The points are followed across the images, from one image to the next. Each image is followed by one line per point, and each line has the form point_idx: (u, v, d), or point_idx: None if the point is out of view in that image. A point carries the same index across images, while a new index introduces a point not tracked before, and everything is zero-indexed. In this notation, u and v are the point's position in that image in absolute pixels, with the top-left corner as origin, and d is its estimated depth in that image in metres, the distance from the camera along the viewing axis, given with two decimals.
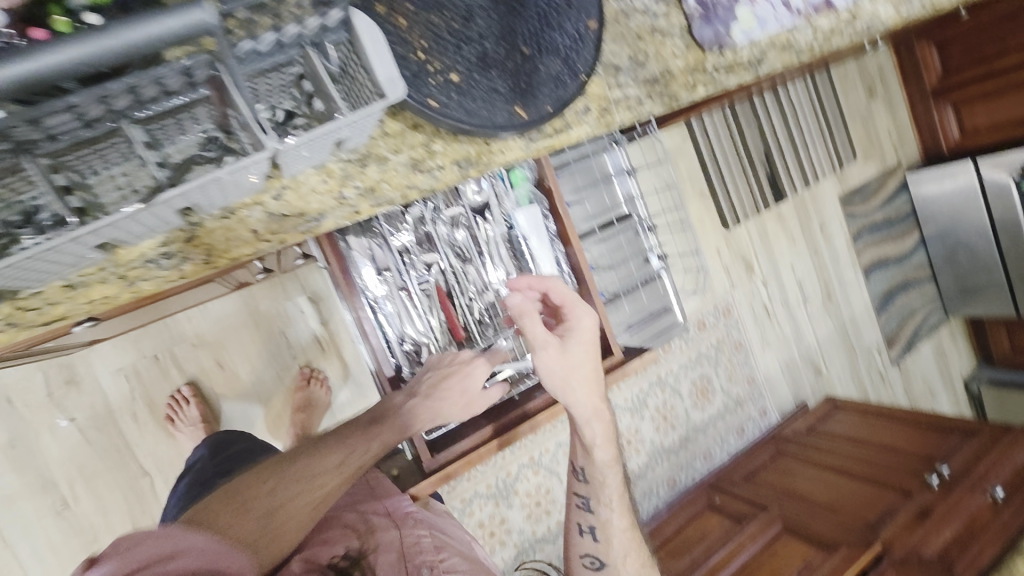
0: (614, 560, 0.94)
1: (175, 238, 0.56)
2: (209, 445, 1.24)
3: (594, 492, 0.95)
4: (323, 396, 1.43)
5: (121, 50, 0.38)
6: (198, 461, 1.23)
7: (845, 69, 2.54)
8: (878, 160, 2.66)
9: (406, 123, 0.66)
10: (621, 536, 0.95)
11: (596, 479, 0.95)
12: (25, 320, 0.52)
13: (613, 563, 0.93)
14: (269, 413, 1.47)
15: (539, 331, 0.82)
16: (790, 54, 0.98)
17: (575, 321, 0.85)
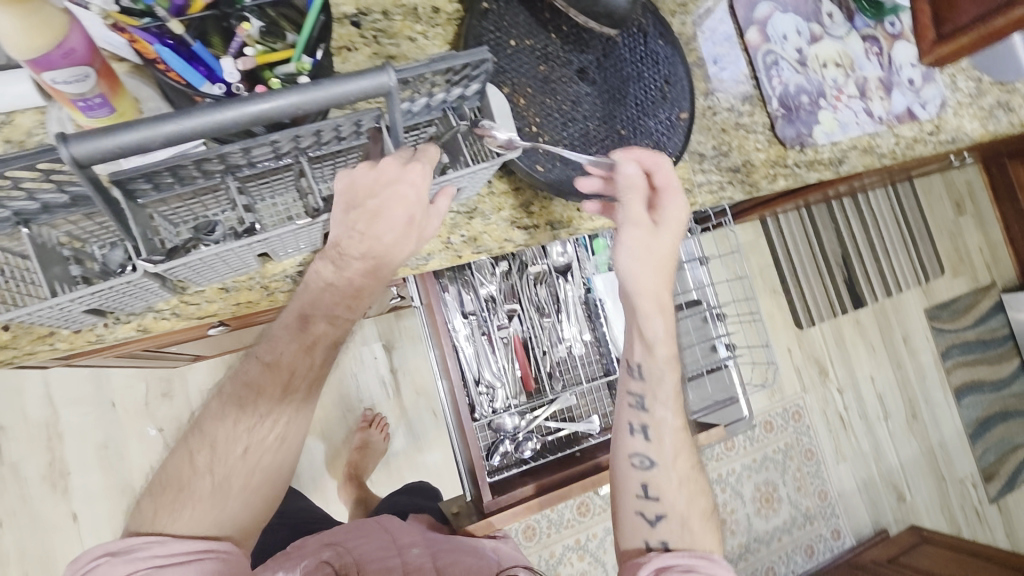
0: (665, 457, 0.79)
1: (310, 260, 0.67)
2: None
3: (649, 389, 0.80)
4: (380, 442, 1.51)
5: (321, 102, 0.47)
6: None
7: (929, 182, 2.53)
8: (969, 276, 2.54)
9: (511, 185, 0.77)
10: (672, 434, 0.80)
11: (653, 373, 0.80)
12: (186, 312, 0.62)
13: (664, 464, 0.80)
14: (329, 450, 1.54)
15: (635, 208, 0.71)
16: (872, 156, 1.02)
17: (669, 210, 0.72)
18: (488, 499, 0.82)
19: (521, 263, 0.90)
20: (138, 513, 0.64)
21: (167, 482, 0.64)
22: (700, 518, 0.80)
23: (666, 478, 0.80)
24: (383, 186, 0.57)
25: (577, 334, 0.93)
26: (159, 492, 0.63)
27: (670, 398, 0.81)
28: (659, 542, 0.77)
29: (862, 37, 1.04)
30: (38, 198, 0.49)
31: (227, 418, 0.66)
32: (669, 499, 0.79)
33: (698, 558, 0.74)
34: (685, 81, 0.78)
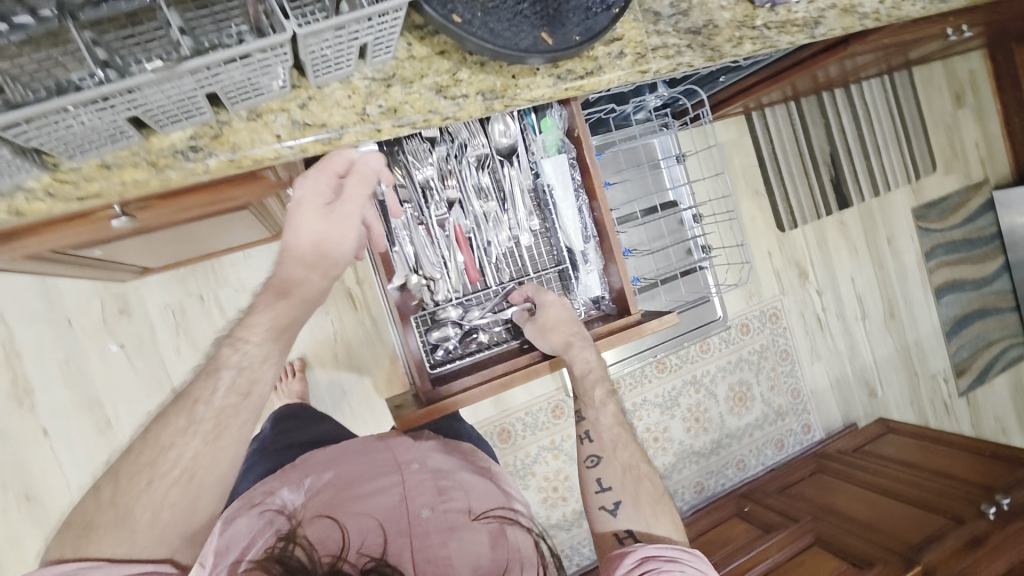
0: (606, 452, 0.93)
1: (203, 133, 0.60)
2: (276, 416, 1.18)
3: (584, 400, 0.98)
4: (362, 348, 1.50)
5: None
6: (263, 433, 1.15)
7: (930, 72, 2.38)
8: (962, 173, 2.46)
9: (434, 49, 0.69)
10: (610, 429, 0.95)
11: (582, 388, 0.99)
12: (64, 193, 0.56)
13: (608, 456, 0.92)
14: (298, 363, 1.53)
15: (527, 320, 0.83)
16: (853, 17, 0.91)
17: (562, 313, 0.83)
18: (428, 389, 0.80)
19: (457, 145, 0.83)
20: (65, 538, 0.61)
21: (111, 485, 0.62)
22: (651, 497, 0.88)
23: (614, 470, 0.91)
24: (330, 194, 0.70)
25: (524, 223, 0.87)
26: (106, 491, 0.62)
27: (606, 404, 0.98)
28: (625, 530, 0.84)
29: None
30: None
31: (179, 418, 0.64)
32: (620, 487, 0.88)
33: (677, 548, 0.78)
34: None
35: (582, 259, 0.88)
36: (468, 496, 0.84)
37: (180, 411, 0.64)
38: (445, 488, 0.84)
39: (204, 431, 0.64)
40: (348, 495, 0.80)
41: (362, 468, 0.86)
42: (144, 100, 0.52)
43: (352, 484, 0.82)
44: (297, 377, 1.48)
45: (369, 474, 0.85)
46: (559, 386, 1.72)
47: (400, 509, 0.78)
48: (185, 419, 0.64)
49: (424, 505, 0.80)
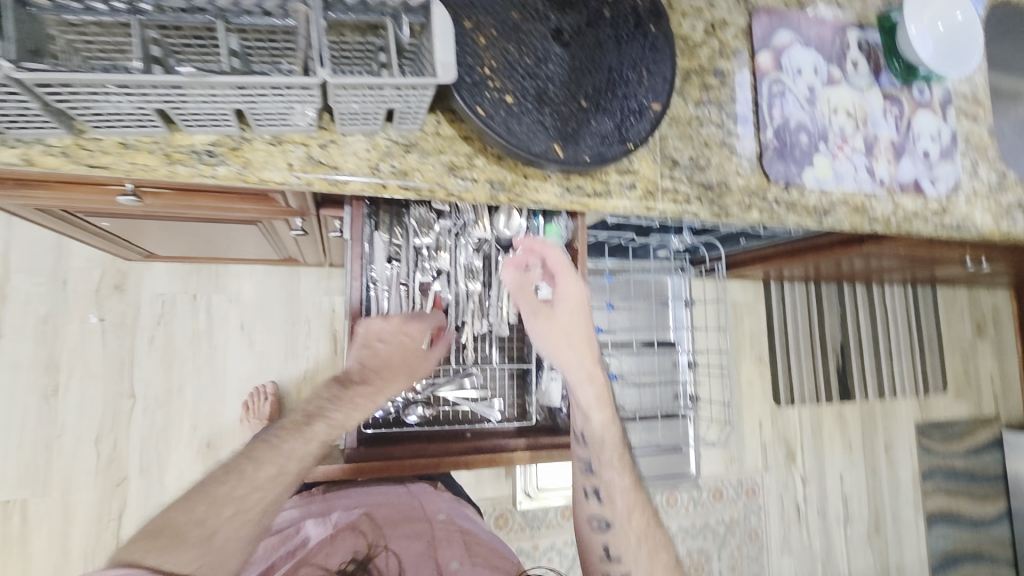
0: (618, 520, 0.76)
1: (224, 143, 0.65)
2: None
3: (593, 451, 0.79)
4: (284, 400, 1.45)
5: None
6: None
7: (954, 295, 2.42)
8: (972, 402, 2.40)
9: (459, 133, 0.74)
10: (623, 494, 0.78)
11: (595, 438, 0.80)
12: (78, 157, 0.60)
13: (618, 521, 0.76)
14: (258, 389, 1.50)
15: (525, 299, 0.77)
16: (863, 217, 0.95)
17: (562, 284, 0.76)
18: (352, 448, 0.78)
19: (460, 223, 0.85)
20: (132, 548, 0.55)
21: (199, 504, 0.60)
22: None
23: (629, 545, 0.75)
24: (395, 331, 0.76)
25: (502, 315, 0.88)
26: (196, 507, 0.59)
27: (622, 460, 0.80)
28: None
29: (884, 94, 0.99)
30: None
31: (272, 461, 0.64)
32: (634, 560, 0.74)
33: None
34: (667, 74, 0.75)
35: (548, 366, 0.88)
36: (495, 555, 0.81)
37: (274, 457, 0.64)
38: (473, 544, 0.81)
39: (289, 482, 0.65)
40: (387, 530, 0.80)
41: (391, 514, 0.85)
42: (179, 100, 0.57)
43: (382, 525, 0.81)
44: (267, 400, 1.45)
45: (400, 518, 0.84)
46: (509, 493, 1.63)
47: (423, 552, 0.75)
48: (276, 467, 0.64)
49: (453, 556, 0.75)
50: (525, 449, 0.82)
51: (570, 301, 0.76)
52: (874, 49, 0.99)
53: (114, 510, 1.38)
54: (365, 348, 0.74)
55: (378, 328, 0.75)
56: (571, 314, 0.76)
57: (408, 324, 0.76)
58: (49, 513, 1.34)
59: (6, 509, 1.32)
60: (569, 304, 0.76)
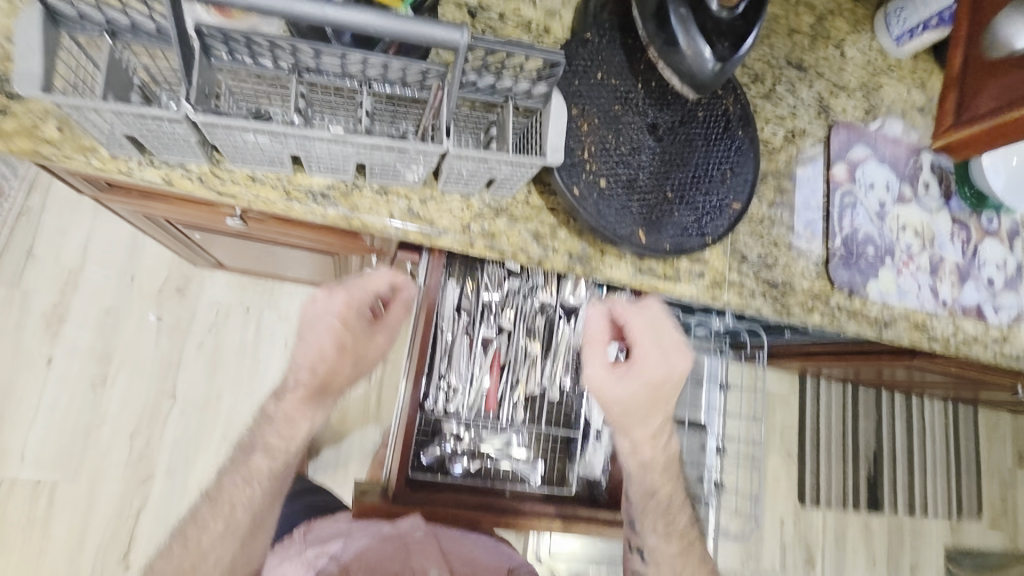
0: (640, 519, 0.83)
1: (336, 188, 0.70)
2: None
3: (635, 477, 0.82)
4: None
5: (403, 35, 0.52)
6: None
7: (998, 418, 2.34)
8: (1009, 535, 2.28)
9: (547, 203, 0.79)
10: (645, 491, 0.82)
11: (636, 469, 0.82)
12: (210, 183, 0.66)
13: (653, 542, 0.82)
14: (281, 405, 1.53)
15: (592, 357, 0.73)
16: (922, 334, 0.96)
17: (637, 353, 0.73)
18: (399, 488, 0.79)
19: (529, 285, 0.90)
20: None
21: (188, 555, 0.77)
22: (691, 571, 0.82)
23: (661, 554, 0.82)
24: (326, 318, 0.73)
25: (556, 378, 0.90)
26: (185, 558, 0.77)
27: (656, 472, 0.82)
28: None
29: (953, 218, 1.01)
30: (130, 16, 0.51)
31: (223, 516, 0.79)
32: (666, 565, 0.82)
33: None
34: (749, 175, 0.79)
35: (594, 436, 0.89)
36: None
37: (218, 515, 0.79)
38: None
39: (241, 531, 0.80)
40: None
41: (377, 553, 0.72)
42: (313, 148, 0.62)
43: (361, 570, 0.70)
44: None
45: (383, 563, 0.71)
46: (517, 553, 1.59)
47: None
48: (224, 520, 0.79)
49: (431, 565, 0.73)
50: (562, 516, 0.84)
51: (637, 372, 0.73)
52: (945, 174, 1.03)
53: (135, 507, 1.39)
54: (307, 339, 0.75)
55: (316, 314, 0.74)
56: (634, 386, 0.73)
57: (334, 298, 0.73)
58: (74, 500, 1.36)
59: (36, 489, 1.35)
60: (635, 376, 0.73)
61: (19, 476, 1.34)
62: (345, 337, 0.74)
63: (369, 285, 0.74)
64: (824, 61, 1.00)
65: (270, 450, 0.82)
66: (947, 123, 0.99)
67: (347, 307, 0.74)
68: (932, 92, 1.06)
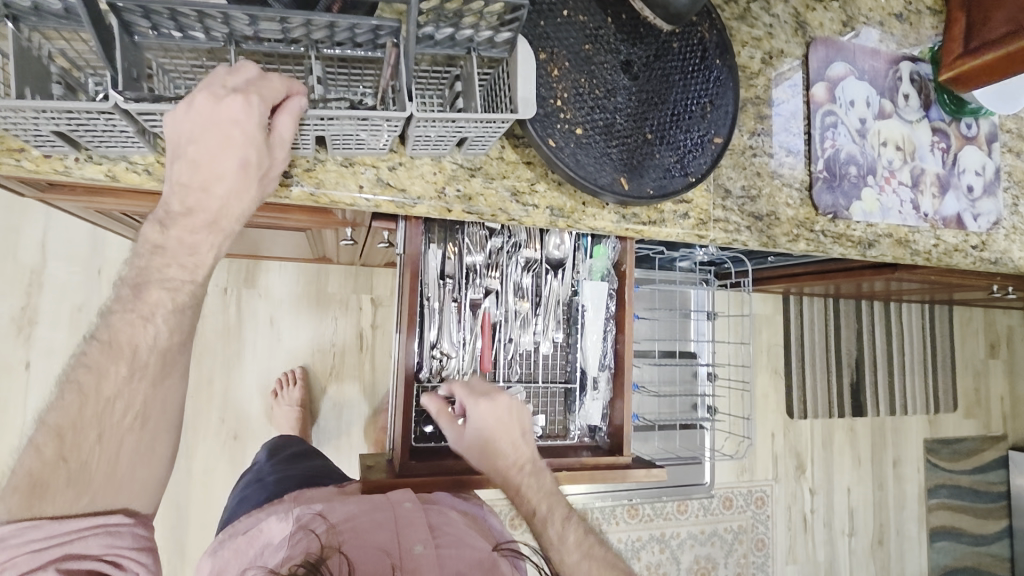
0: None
1: (297, 165, 0.66)
2: (269, 447, 1.25)
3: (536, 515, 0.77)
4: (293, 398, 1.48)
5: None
6: (257, 463, 1.22)
7: (970, 314, 2.43)
8: (981, 421, 2.43)
9: (522, 158, 0.75)
10: (579, 564, 0.73)
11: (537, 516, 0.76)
12: (159, 174, 0.61)
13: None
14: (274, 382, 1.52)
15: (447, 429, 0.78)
16: (905, 250, 0.96)
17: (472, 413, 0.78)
18: (403, 461, 0.79)
19: (512, 243, 0.87)
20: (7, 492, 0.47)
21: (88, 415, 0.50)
22: None
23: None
24: (206, 122, 0.50)
25: (548, 333, 0.90)
26: (79, 413, 0.50)
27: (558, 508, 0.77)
28: None
29: (932, 128, 1.00)
30: None
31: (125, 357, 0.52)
32: None
33: None
34: (730, 106, 0.76)
35: (592, 385, 0.90)
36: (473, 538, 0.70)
37: (117, 358, 0.51)
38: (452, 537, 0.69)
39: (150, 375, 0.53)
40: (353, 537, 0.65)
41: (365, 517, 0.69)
42: None
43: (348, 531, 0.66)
44: (299, 386, 1.49)
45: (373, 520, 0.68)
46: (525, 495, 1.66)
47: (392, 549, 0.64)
48: (128, 365, 0.52)
49: (419, 539, 0.65)
50: (567, 468, 0.84)
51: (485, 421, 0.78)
52: (925, 82, 1.00)
53: None
54: (186, 156, 0.51)
55: (198, 128, 0.50)
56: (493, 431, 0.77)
57: (222, 107, 0.50)
58: None
59: None
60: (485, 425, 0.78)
61: None
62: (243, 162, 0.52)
63: (265, 88, 0.52)
64: None
65: (172, 278, 0.54)
66: (955, 51, 0.96)
67: (242, 121, 0.51)
68: None
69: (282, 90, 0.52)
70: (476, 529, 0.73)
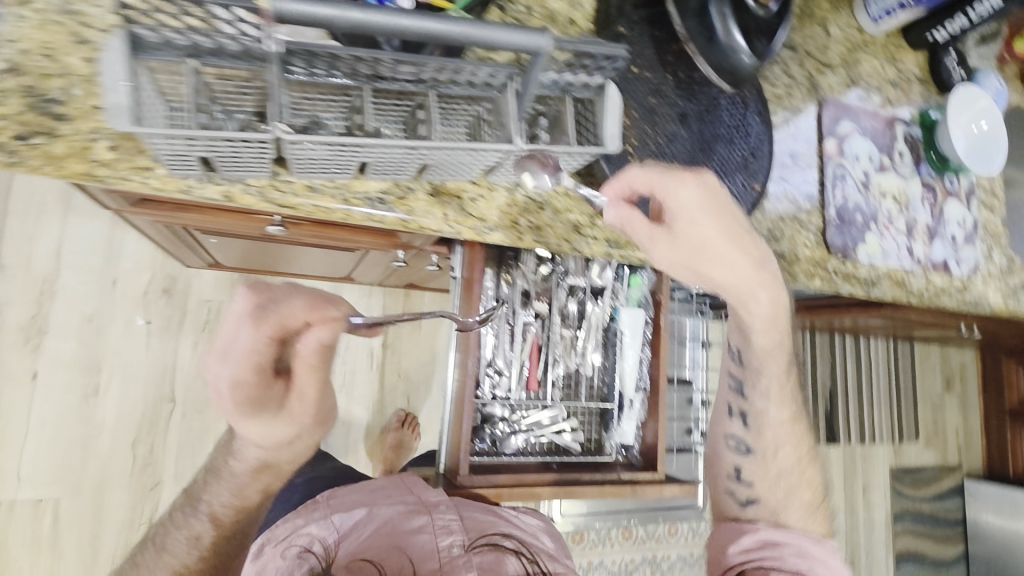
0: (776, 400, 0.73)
1: (392, 193, 0.71)
2: None
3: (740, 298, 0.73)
4: None
5: (471, 41, 0.54)
6: None
7: (929, 351, 2.63)
8: (939, 451, 2.61)
9: (583, 194, 0.82)
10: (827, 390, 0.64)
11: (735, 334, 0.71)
12: (269, 196, 0.65)
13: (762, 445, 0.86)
14: None
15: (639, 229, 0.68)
16: (901, 291, 1.08)
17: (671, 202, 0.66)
18: (464, 473, 0.83)
19: (561, 270, 0.94)
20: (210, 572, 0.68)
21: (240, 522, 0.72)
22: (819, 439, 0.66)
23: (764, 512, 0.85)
24: (228, 335, 0.60)
25: (588, 355, 0.96)
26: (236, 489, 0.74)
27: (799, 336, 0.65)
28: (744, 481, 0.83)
29: (922, 183, 1.13)
30: (216, 40, 0.52)
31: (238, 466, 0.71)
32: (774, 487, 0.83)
33: None
34: (767, 158, 0.86)
35: (628, 405, 0.96)
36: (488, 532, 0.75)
37: None
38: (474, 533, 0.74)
39: None
40: (375, 545, 0.69)
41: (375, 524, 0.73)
42: (382, 156, 0.63)
43: (367, 542, 0.70)
44: None
45: (400, 524, 0.72)
46: None
47: (428, 552, 0.68)
48: None
49: (455, 543, 0.70)
50: (611, 482, 0.90)
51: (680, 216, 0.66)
52: (915, 142, 1.14)
53: (147, 513, 1.37)
54: (210, 361, 0.61)
55: (221, 344, 0.61)
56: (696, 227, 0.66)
57: (239, 328, 0.60)
58: (82, 515, 1.32)
59: (38, 509, 1.29)
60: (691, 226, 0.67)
61: (17, 497, 1.28)
62: (261, 371, 0.62)
63: (281, 317, 0.60)
64: (812, 41, 1.08)
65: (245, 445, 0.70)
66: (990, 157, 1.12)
67: (251, 339, 0.60)
68: (901, 66, 1.16)
69: (300, 317, 0.61)
70: (495, 518, 0.79)
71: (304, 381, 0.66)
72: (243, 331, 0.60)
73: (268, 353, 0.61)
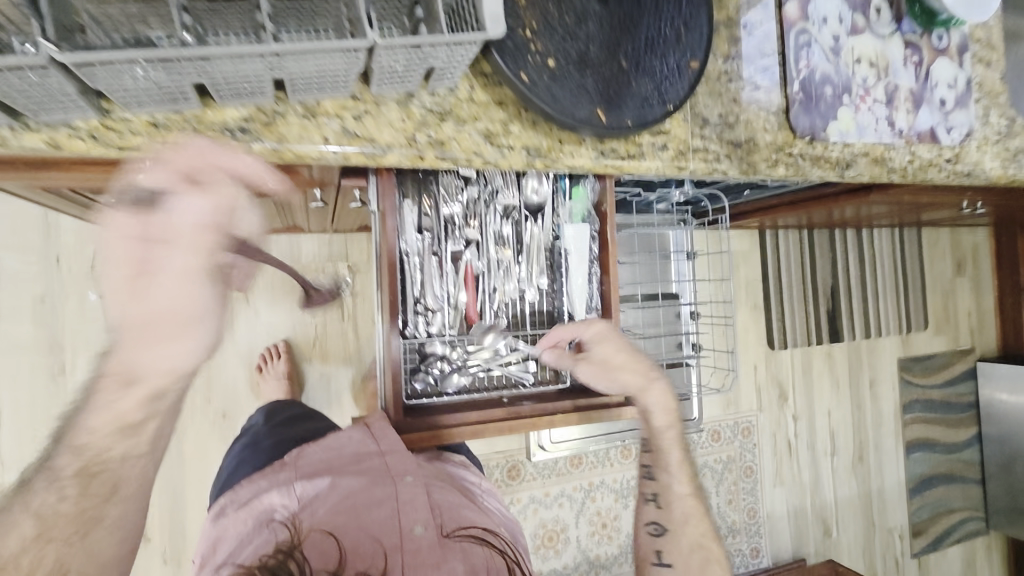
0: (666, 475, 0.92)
1: (255, 118, 0.61)
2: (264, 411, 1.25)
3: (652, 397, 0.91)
4: (279, 369, 1.46)
5: None
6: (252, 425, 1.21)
7: (938, 235, 2.50)
8: (950, 337, 2.54)
9: (493, 98, 0.72)
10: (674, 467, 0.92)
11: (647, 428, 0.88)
12: (106, 138, 0.56)
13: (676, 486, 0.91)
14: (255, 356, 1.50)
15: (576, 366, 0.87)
16: (882, 170, 0.96)
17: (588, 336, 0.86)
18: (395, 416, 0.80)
19: (489, 190, 0.85)
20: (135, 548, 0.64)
21: None
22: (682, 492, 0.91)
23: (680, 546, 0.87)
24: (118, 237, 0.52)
25: (531, 280, 0.89)
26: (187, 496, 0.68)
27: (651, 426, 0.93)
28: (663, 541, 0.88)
29: (905, 41, 0.98)
30: None
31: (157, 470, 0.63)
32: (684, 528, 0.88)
33: None
34: (704, 28, 0.73)
35: None
36: (455, 512, 0.72)
37: None
38: (441, 511, 0.71)
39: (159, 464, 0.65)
40: (337, 514, 0.66)
41: (340, 491, 0.70)
42: (217, 72, 0.54)
43: (329, 510, 0.67)
44: (282, 359, 1.48)
45: (366, 492, 0.70)
46: (522, 446, 1.71)
47: (390, 524, 0.66)
48: None
49: (420, 520, 0.67)
50: (559, 409, 0.85)
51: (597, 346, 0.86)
52: None
53: None
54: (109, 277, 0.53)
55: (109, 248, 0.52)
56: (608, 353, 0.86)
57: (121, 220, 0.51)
58: None
59: (28, 490, 1.32)
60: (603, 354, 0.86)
61: (4, 481, 1.30)
62: (146, 259, 0.52)
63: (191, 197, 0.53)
64: None
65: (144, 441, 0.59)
66: None
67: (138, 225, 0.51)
68: None
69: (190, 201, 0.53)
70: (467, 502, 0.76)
71: (184, 272, 0.53)
72: (125, 222, 0.51)
73: (162, 236, 0.52)
